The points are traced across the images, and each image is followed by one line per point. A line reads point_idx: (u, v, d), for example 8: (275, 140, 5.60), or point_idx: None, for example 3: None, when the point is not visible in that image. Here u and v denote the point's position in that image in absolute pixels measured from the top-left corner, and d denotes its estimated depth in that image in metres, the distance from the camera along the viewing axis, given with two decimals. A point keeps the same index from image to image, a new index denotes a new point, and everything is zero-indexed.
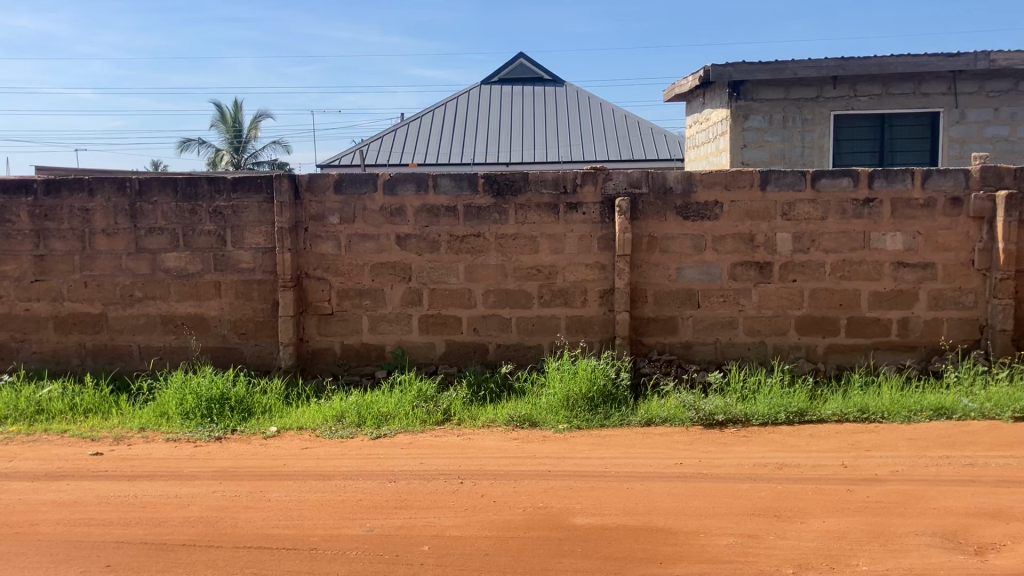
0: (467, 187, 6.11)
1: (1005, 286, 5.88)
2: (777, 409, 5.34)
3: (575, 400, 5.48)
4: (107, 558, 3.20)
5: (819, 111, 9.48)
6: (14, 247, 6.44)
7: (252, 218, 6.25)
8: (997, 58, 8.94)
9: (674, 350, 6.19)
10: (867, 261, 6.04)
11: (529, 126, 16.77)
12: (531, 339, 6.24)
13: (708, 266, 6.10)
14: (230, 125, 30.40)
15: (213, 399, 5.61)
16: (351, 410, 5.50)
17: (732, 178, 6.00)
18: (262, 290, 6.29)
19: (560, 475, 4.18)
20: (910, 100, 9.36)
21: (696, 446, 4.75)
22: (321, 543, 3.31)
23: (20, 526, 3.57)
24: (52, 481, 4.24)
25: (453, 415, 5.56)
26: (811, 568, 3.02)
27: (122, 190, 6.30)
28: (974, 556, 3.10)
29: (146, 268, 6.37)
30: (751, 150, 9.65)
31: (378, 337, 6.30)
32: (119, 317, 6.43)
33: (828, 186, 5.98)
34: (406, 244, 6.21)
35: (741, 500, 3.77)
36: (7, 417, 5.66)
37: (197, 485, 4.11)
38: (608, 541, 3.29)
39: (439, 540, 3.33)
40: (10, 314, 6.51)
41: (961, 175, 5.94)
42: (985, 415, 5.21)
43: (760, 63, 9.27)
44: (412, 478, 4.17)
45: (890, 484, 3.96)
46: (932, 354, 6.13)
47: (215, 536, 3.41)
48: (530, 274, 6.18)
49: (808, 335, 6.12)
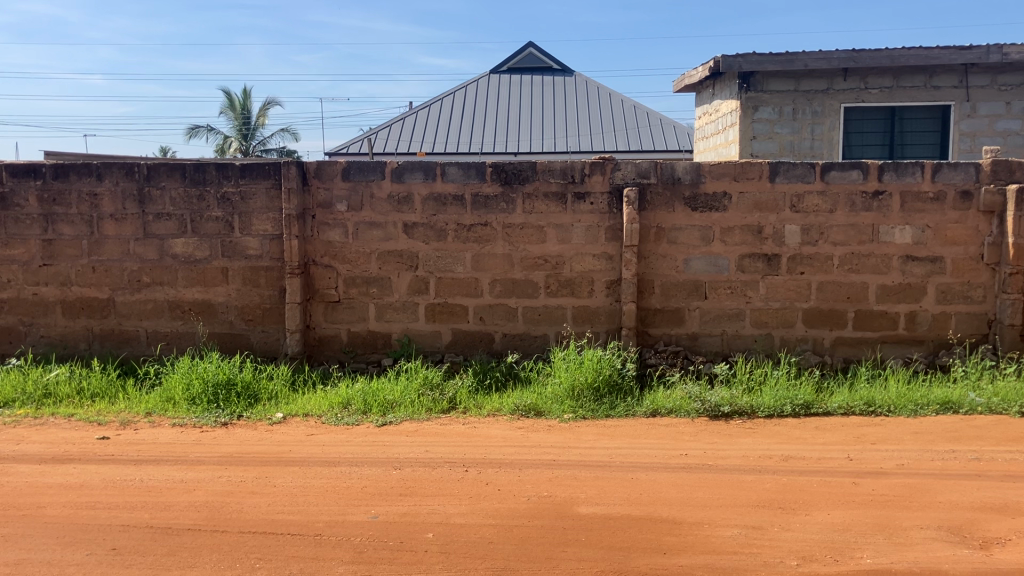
0: (475, 175, 6.09)
1: (1014, 281, 5.81)
2: (783, 401, 5.34)
3: (581, 389, 5.49)
4: (113, 542, 3.22)
5: (830, 103, 9.41)
6: (23, 231, 6.46)
7: (260, 205, 6.25)
8: (1010, 51, 8.82)
9: (680, 341, 6.18)
10: (876, 253, 6.01)
11: (538, 116, 16.73)
12: (537, 329, 6.24)
13: (716, 258, 6.08)
14: (236, 113, 30.34)
15: (220, 384, 5.63)
16: (357, 397, 5.51)
17: (741, 170, 5.97)
18: (269, 277, 6.29)
19: (565, 464, 4.19)
20: (921, 93, 9.27)
21: (701, 437, 4.74)
22: (326, 529, 3.32)
23: (28, 509, 3.60)
24: (60, 464, 4.26)
25: (458, 403, 5.56)
26: (816, 560, 3.02)
27: (131, 175, 6.32)
28: (979, 550, 3.09)
29: (154, 253, 6.38)
30: (760, 142, 9.61)
31: (385, 325, 6.32)
32: (126, 303, 6.45)
33: (837, 178, 5.95)
34: (412, 233, 6.20)
35: (746, 492, 3.76)
36: (15, 400, 5.70)
37: (204, 470, 4.13)
38: (612, 531, 3.29)
39: (444, 527, 3.34)
40: (18, 298, 6.55)
41: (972, 168, 5.89)
42: (992, 410, 5.19)
43: (770, 54, 9.25)
44: (416, 465, 4.17)
45: (897, 478, 3.95)
46: (939, 348, 6.10)
47: (220, 521, 3.42)
48: (536, 264, 6.17)
49: (814, 327, 6.10)
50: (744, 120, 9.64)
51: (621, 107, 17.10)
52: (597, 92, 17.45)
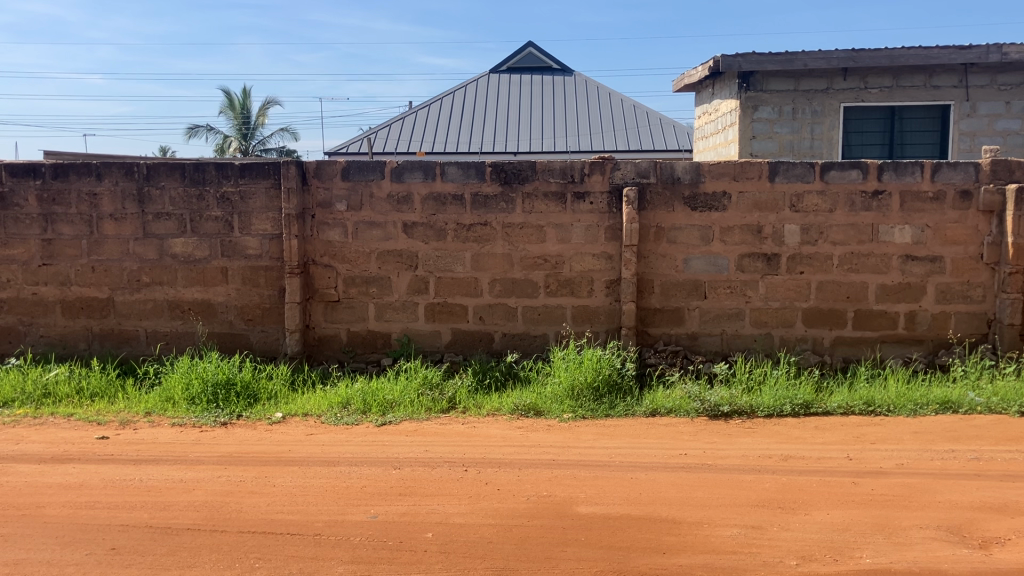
0: (474, 175, 6.09)
1: (1013, 280, 5.81)
2: (783, 401, 5.34)
3: (581, 389, 5.49)
4: (113, 542, 3.22)
5: (829, 103, 9.41)
6: (22, 230, 6.46)
7: (260, 204, 6.25)
8: (1009, 51, 8.82)
9: (680, 341, 6.18)
10: (876, 253, 6.01)
11: (537, 116, 16.73)
12: (537, 328, 6.24)
13: (715, 257, 6.08)
14: (236, 113, 30.32)
15: (220, 384, 5.63)
16: (356, 397, 5.51)
17: (741, 170, 5.97)
18: (268, 276, 6.29)
19: (564, 464, 4.19)
20: (921, 92, 9.26)
21: (700, 437, 4.74)
22: (326, 529, 3.32)
23: (27, 508, 3.60)
24: (59, 464, 4.26)
25: (458, 402, 5.56)
26: (815, 560, 3.02)
27: (130, 175, 6.32)
28: (979, 550, 3.10)
29: (153, 253, 6.38)
30: (760, 142, 9.61)
31: (384, 324, 6.32)
32: (126, 302, 6.45)
33: (837, 178, 5.95)
34: (412, 232, 6.20)
35: (745, 491, 3.76)
36: (14, 400, 5.69)
37: (203, 470, 4.13)
38: (612, 530, 3.29)
39: (443, 527, 3.34)
40: (18, 297, 6.54)
41: (972, 167, 5.89)
42: (992, 409, 5.19)
43: (770, 53, 9.24)
44: (416, 465, 4.18)
45: (896, 478, 3.95)
46: (939, 347, 6.10)
47: (220, 521, 3.42)
48: (536, 263, 6.17)
49: (814, 327, 6.10)
50: (744, 120, 9.64)
51: (621, 106, 17.10)
52: (597, 92, 17.46)
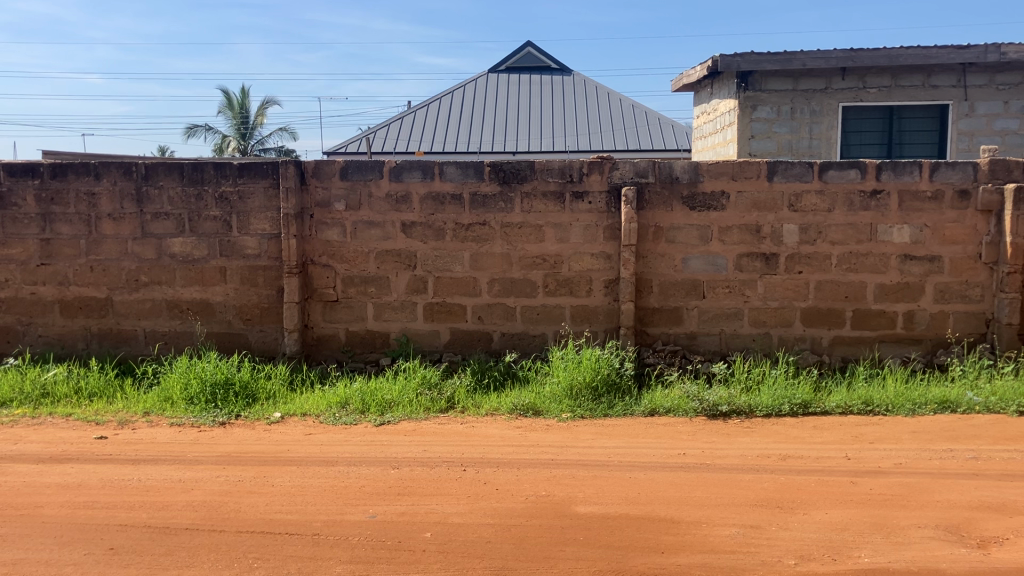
0: (473, 175, 6.09)
1: (1011, 280, 5.81)
2: (781, 401, 5.34)
3: (580, 389, 5.49)
4: (111, 542, 3.21)
5: (828, 102, 9.42)
6: (20, 230, 6.46)
7: (258, 204, 6.24)
8: (1008, 50, 8.84)
9: (679, 341, 6.19)
10: (874, 253, 6.02)
11: (536, 115, 16.73)
12: (536, 328, 6.24)
13: (714, 257, 6.09)
14: (235, 113, 30.32)
15: (218, 383, 5.63)
16: (355, 397, 5.51)
17: (739, 169, 5.97)
18: (267, 276, 6.29)
19: (563, 463, 4.19)
20: (920, 92, 9.27)
21: (699, 437, 4.74)
22: (324, 528, 3.32)
23: (26, 508, 3.59)
24: (57, 464, 4.26)
25: (457, 402, 5.56)
26: (813, 559, 3.02)
27: (129, 174, 6.31)
28: (977, 549, 3.10)
29: (152, 253, 6.38)
30: (759, 141, 9.61)
31: (383, 324, 6.31)
32: (124, 302, 6.45)
33: (835, 177, 5.95)
34: (410, 232, 6.20)
35: (743, 491, 3.77)
36: (13, 400, 5.69)
37: (202, 470, 4.12)
38: (610, 530, 3.29)
39: (442, 527, 3.34)
40: (16, 297, 6.54)
41: (970, 167, 5.89)
42: (990, 409, 5.19)
43: (769, 53, 9.25)
44: (414, 465, 4.18)
45: (895, 477, 3.95)
46: (937, 347, 6.11)
47: (218, 521, 3.41)
48: (535, 263, 6.17)
49: (813, 326, 6.11)
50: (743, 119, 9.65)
51: (620, 106, 17.10)
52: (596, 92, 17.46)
